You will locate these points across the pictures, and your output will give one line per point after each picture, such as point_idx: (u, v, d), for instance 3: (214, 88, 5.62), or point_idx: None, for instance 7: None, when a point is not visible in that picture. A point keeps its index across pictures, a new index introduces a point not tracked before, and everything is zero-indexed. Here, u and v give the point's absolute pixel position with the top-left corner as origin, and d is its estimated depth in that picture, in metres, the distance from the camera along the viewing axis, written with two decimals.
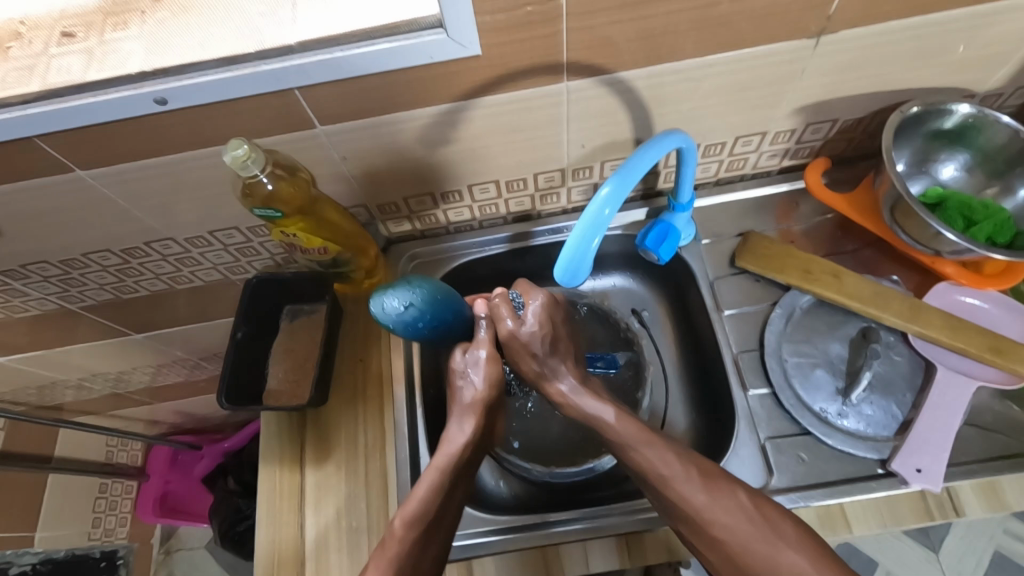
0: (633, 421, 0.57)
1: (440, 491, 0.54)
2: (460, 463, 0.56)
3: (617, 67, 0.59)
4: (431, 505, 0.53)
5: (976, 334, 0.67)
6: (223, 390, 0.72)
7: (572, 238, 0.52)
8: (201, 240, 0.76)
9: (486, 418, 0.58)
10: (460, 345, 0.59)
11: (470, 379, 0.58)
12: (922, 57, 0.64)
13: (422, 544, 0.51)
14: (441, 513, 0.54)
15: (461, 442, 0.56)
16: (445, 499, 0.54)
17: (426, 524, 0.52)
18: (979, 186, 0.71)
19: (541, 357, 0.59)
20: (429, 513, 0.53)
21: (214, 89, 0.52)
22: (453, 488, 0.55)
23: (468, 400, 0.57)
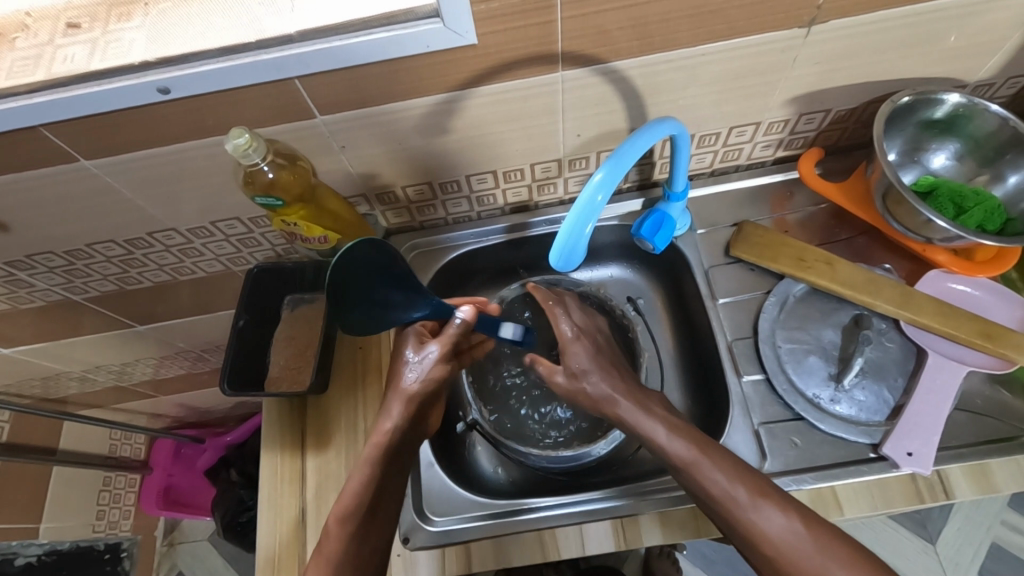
0: (683, 438, 0.59)
1: (374, 486, 0.60)
2: (387, 455, 0.62)
3: (611, 57, 0.60)
4: (364, 497, 0.60)
5: (966, 321, 0.68)
6: (224, 377, 0.73)
7: (566, 224, 0.53)
8: (203, 230, 0.78)
9: (417, 407, 0.63)
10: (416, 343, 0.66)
11: (412, 371, 0.64)
12: (913, 46, 0.65)
13: (353, 536, 0.58)
14: (375, 502, 0.60)
15: (388, 431, 0.62)
16: (379, 492, 0.60)
17: (358, 519, 0.59)
18: (969, 174, 0.72)
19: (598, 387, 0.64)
20: (363, 506, 0.59)
21: (216, 79, 0.54)
22: (383, 477, 0.61)
23: (403, 390, 0.63)
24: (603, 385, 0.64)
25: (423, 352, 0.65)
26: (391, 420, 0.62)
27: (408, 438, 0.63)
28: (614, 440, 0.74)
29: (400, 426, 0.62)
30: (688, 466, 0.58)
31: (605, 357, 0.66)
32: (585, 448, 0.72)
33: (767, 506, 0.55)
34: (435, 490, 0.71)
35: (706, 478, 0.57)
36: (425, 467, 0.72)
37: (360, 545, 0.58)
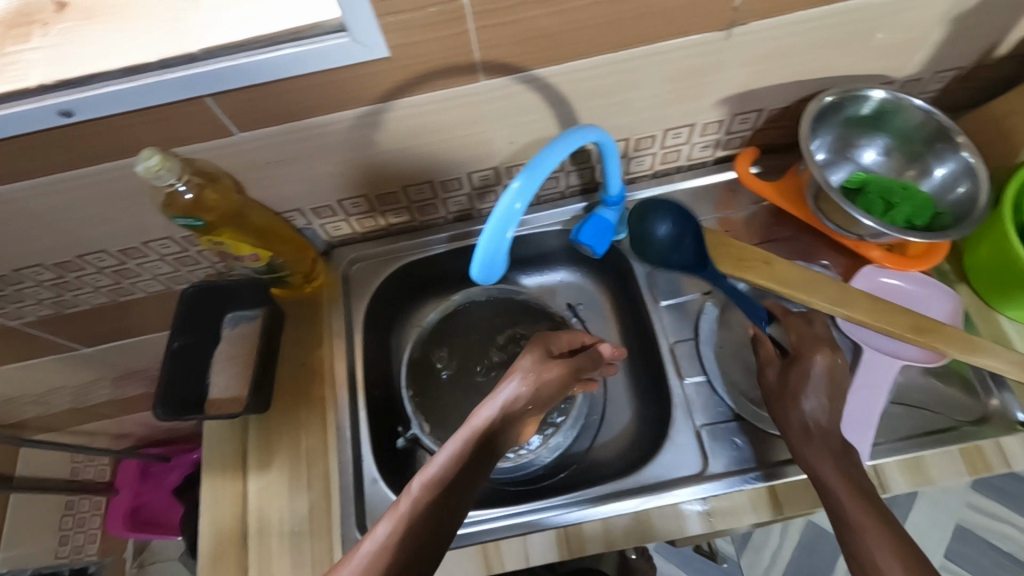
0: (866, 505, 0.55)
1: (461, 470, 0.53)
2: (482, 441, 0.56)
3: (532, 65, 0.59)
4: (449, 472, 0.53)
5: (899, 316, 0.68)
6: (159, 401, 0.70)
7: (486, 235, 0.53)
8: (136, 251, 0.76)
9: (522, 408, 0.59)
10: (534, 354, 0.62)
11: (511, 384, 0.60)
12: (835, 45, 0.65)
13: (430, 511, 0.50)
14: (461, 483, 0.53)
15: (488, 420, 0.56)
16: (465, 469, 0.53)
17: (442, 492, 0.52)
18: (900, 168, 0.73)
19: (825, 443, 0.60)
20: (448, 482, 0.52)
21: (120, 100, 0.52)
22: (474, 460, 0.54)
23: (504, 399, 0.58)
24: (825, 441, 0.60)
25: (544, 363, 0.62)
26: (488, 411, 0.57)
27: (502, 435, 0.57)
28: (557, 447, 0.73)
29: (499, 416, 0.57)
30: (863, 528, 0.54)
31: (832, 388, 0.63)
32: (526, 456, 0.71)
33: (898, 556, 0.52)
34: (379, 506, 0.70)
35: (861, 529, 0.54)
36: (369, 483, 0.71)
37: (437, 527, 0.50)
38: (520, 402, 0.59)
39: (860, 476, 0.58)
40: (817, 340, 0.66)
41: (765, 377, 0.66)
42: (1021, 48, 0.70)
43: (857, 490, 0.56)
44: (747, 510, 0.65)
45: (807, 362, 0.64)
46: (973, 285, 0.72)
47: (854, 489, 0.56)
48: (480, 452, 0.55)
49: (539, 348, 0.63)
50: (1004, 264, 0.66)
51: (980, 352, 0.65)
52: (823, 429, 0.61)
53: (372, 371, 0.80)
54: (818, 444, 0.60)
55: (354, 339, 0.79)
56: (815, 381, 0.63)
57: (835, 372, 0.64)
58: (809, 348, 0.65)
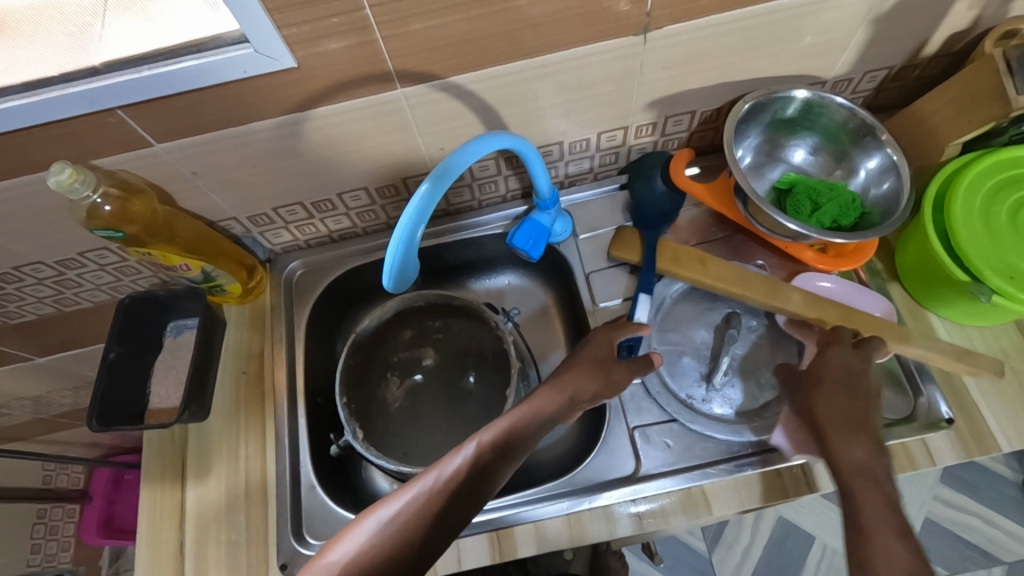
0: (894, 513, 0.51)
1: (519, 435, 0.55)
2: (543, 416, 0.58)
3: (447, 71, 0.59)
4: (508, 435, 0.55)
5: (831, 304, 0.69)
6: (93, 412, 0.70)
7: (395, 242, 0.53)
8: (73, 262, 0.76)
9: (579, 397, 0.61)
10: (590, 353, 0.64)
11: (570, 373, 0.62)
12: (756, 47, 0.65)
13: (488, 464, 0.53)
14: (517, 444, 0.55)
15: (549, 403, 0.59)
16: (521, 433, 0.55)
17: (497, 449, 0.54)
18: (829, 167, 0.73)
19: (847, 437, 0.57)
20: (506, 441, 0.54)
21: (24, 114, 0.52)
22: (533, 429, 0.57)
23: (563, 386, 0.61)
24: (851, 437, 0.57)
25: (612, 363, 0.64)
26: (549, 391, 0.60)
27: (558, 417, 0.59)
28: None
29: (560, 400, 0.60)
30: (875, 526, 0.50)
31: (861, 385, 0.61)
32: None
33: (904, 548, 0.48)
34: (316, 513, 0.70)
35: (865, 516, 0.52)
36: (306, 490, 0.71)
37: (491, 481, 0.52)
38: (585, 393, 0.61)
39: (883, 476, 0.54)
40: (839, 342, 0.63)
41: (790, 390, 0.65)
42: (946, 47, 0.71)
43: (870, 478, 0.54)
44: (676, 511, 0.65)
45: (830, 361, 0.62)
46: (904, 283, 0.72)
47: (864, 483, 0.54)
48: (539, 426, 0.57)
49: (606, 344, 0.66)
50: (928, 264, 0.67)
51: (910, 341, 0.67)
52: (851, 423, 0.58)
53: (315, 377, 0.80)
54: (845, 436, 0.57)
55: (295, 346, 0.79)
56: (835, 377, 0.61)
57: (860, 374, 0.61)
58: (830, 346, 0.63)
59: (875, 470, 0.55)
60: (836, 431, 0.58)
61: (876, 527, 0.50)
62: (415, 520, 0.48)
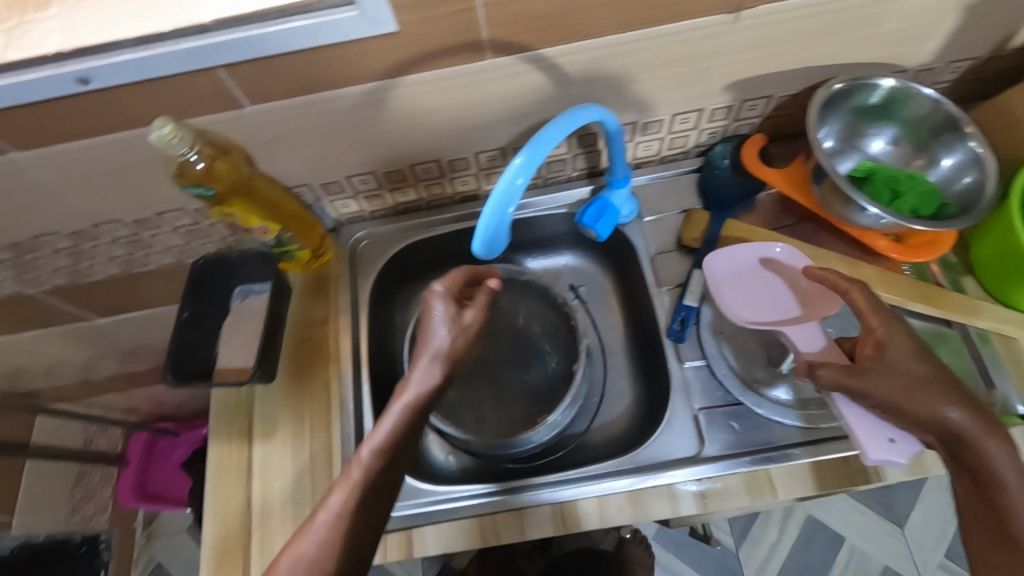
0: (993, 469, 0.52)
1: (406, 430, 0.55)
2: (429, 400, 0.56)
3: (538, 44, 0.60)
4: (399, 434, 0.54)
5: (908, 284, 0.71)
6: (167, 366, 0.73)
7: (486, 212, 0.53)
8: (149, 222, 0.77)
9: (459, 357, 0.58)
10: (444, 308, 0.59)
11: (438, 330, 0.58)
12: (843, 32, 0.65)
13: (383, 469, 0.53)
14: (408, 441, 0.55)
15: (430, 382, 0.56)
16: (407, 430, 0.55)
17: (390, 454, 0.53)
18: (908, 157, 0.72)
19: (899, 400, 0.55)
20: (399, 442, 0.54)
21: (133, 68, 0.53)
22: (422, 416, 0.56)
23: (440, 347, 0.57)
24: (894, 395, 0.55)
25: (470, 317, 0.59)
26: (431, 373, 0.56)
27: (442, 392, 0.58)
28: (556, 426, 0.71)
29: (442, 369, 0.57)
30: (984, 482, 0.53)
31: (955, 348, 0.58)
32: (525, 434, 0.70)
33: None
34: None
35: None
36: None
37: (386, 488, 0.53)
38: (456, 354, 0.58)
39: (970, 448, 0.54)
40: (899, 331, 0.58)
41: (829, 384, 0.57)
42: None
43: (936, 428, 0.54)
44: (741, 492, 0.65)
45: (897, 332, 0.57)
46: (980, 277, 0.72)
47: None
48: (424, 408, 0.56)
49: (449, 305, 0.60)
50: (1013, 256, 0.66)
51: (983, 316, 0.69)
52: (921, 382, 0.55)
53: (376, 346, 0.81)
54: (992, 440, 0.53)
55: (359, 315, 0.80)
56: (925, 379, 0.55)
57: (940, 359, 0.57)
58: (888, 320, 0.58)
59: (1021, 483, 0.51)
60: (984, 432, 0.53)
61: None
62: (325, 557, 0.48)
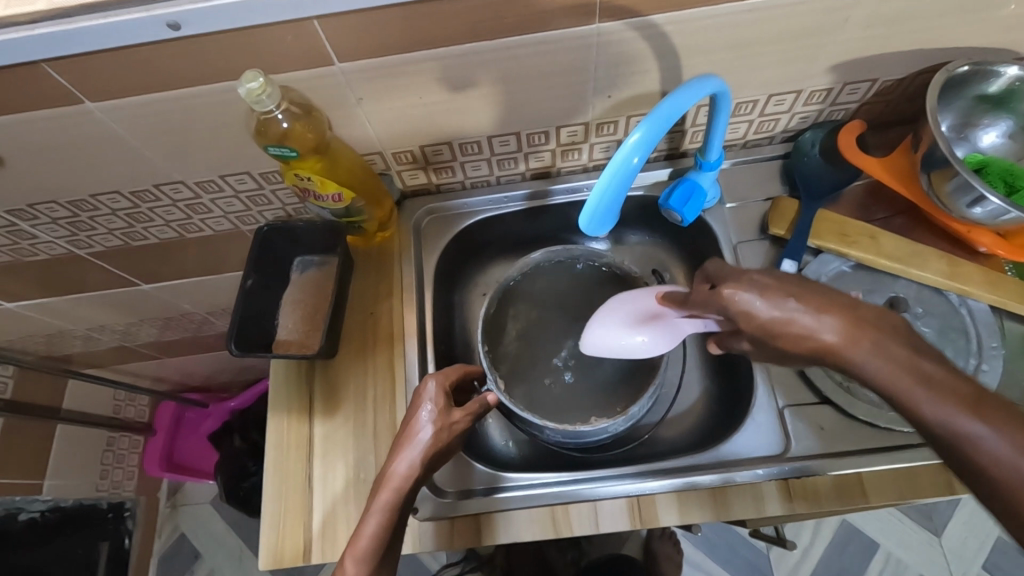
0: (888, 365, 0.43)
1: (385, 534, 0.53)
2: (405, 498, 0.55)
3: (648, 9, 0.56)
4: (382, 540, 0.53)
5: (1012, 286, 0.67)
6: (231, 336, 0.70)
7: (598, 188, 0.50)
8: (212, 185, 0.74)
9: (438, 453, 0.57)
10: (430, 404, 0.59)
11: (421, 433, 0.57)
12: (971, 12, 0.60)
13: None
14: (391, 542, 0.54)
15: (410, 481, 0.55)
16: (390, 534, 0.53)
17: (376, 560, 0.52)
18: (1020, 153, 0.68)
19: (784, 315, 0.45)
20: (383, 545, 0.53)
21: (227, 15, 0.50)
22: (400, 515, 0.55)
23: (420, 448, 0.56)
24: (768, 312, 0.46)
25: (453, 414, 0.59)
26: (400, 470, 0.55)
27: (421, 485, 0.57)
28: (632, 417, 0.68)
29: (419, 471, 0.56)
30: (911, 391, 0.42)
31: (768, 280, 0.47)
32: (603, 424, 0.66)
33: (1005, 440, 0.39)
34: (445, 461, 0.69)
35: (927, 413, 0.42)
36: None
37: None
38: (435, 453, 0.57)
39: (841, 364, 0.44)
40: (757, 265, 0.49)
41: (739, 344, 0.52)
42: None
43: (831, 333, 0.44)
44: (830, 494, 0.63)
45: (747, 282, 0.47)
46: None
47: (906, 375, 0.42)
48: (406, 508, 0.55)
49: (432, 400, 0.59)
50: None
51: None
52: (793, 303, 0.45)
53: (439, 325, 0.78)
54: (850, 348, 0.43)
55: (423, 293, 0.78)
56: (775, 314, 0.45)
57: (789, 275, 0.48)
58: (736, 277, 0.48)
59: (892, 370, 0.43)
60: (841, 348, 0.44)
61: (948, 426, 0.41)
62: None
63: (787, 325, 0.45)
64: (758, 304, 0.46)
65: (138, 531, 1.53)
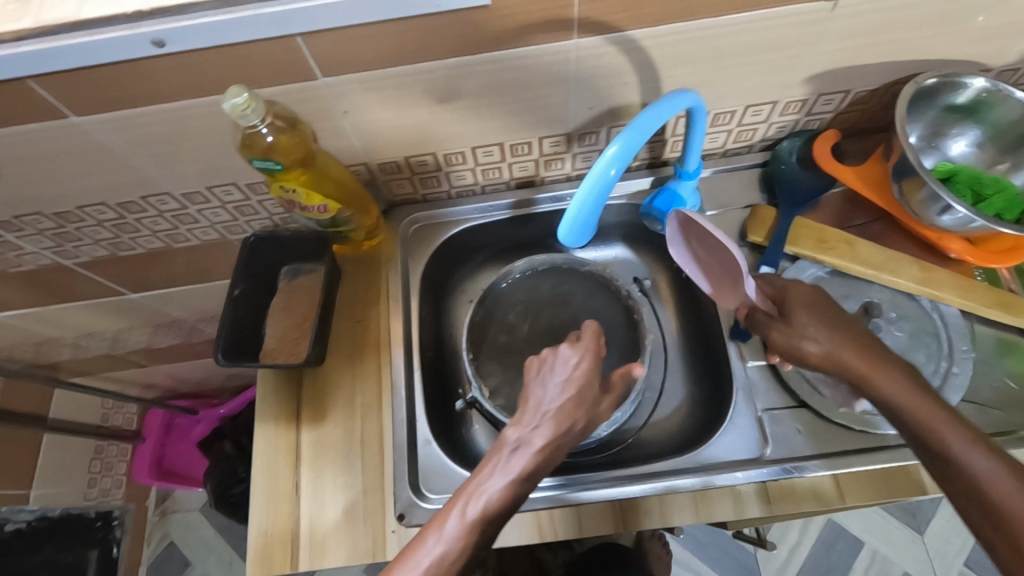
0: (902, 384, 0.56)
1: (509, 497, 0.51)
2: (540, 463, 0.52)
3: (625, 25, 0.57)
4: (502, 505, 0.50)
5: (983, 291, 0.69)
6: (219, 346, 0.71)
7: (577, 199, 0.52)
8: (198, 196, 0.75)
9: (568, 427, 0.54)
10: (557, 359, 0.57)
11: (546, 397, 0.55)
12: (939, 26, 0.62)
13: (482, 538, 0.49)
14: (509, 510, 0.51)
15: (538, 453, 0.52)
16: (513, 498, 0.51)
17: (488, 521, 0.50)
18: (989, 161, 0.70)
19: (821, 331, 0.59)
20: (502, 509, 0.50)
21: (213, 32, 0.51)
22: (527, 484, 0.52)
23: (548, 416, 0.54)
24: (812, 329, 0.60)
25: (588, 383, 0.57)
26: (541, 444, 0.52)
27: (551, 465, 0.54)
28: (615, 422, 0.70)
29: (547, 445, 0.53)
30: (917, 410, 0.54)
31: (827, 309, 0.61)
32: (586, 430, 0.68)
33: (990, 462, 0.50)
34: (432, 468, 0.70)
35: (950, 445, 0.52)
36: (422, 444, 0.71)
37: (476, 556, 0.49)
38: (566, 425, 0.54)
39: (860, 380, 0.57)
40: (814, 296, 0.62)
41: (763, 331, 0.63)
42: None
43: (860, 353, 0.58)
44: (808, 496, 0.64)
45: (801, 302, 0.62)
46: None
47: (928, 403, 0.54)
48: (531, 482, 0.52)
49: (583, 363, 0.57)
50: None
51: None
52: (839, 323, 0.60)
53: (426, 333, 0.79)
54: (879, 372, 0.56)
55: (409, 301, 0.78)
56: (824, 326, 0.60)
57: (837, 310, 0.61)
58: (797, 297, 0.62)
59: (922, 403, 0.54)
60: (871, 368, 0.57)
61: (962, 453, 0.51)
62: None
63: (821, 337, 0.59)
64: (804, 321, 0.60)
65: (127, 539, 1.52)
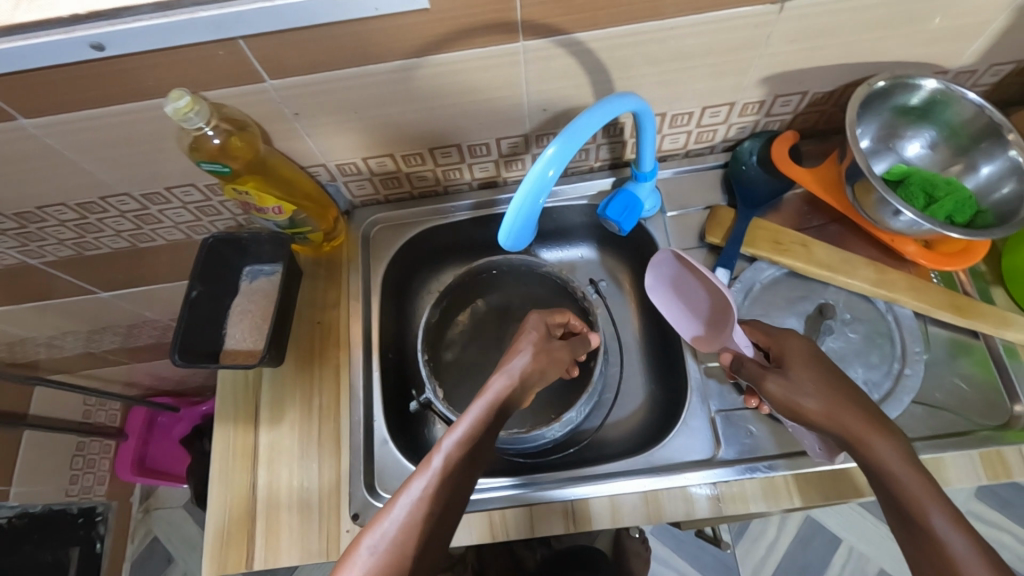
0: (895, 447, 0.53)
1: (483, 426, 0.56)
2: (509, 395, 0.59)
3: (571, 27, 0.57)
4: (476, 431, 0.55)
5: (936, 293, 0.69)
6: (174, 346, 0.70)
7: (516, 201, 0.52)
8: (158, 196, 0.75)
9: (531, 372, 0.62)
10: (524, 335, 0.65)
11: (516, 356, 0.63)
12: (890, 29, 0.62)
13: (463, 460, 0.53)
14: (486, 437, 0.56)
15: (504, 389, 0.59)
16: (490, 423, 0.57)
17: (467, 446, 0.54)
18: (943, 163, 0.70)
19: (818, 388, 0.58)
20: (478, 434, 0.55)
21: (152, 36, 0.51)
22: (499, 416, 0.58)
23: (514, 365, 0.62)
24: (808, 382, 0.58)
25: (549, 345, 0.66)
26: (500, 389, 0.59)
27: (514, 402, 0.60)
28: (570, 423, 0.71)
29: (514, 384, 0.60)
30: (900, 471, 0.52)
31: (829, 369, 0.59)
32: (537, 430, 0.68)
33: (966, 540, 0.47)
34: (388, 467, 0.70)
35: (929, 516, 0.49)
36: (379, 444, 0.71)
37: (462, 478, 0.52)
38: (528, 370, 0.62)
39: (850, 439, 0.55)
40: (814, 353, 0.61)
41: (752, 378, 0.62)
42: None
43: (860, 415, 0.56)
44: (757, 496, 0.64)
45: (800, 356, 0.61)
46: (1009, 288, 0.71)
47: (918, 475, 0.51)
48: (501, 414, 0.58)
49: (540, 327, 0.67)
50: None
51: (1011, 327, 0.67)
52: (839, 385, 0.58)
53: (387, 332, 0.79)
54: (876, 436, 0.54)
55: (370, 302, 0.78)
56: (822, 381, 0.58)
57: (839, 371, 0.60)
58: (798, 352, 0.61)
59: (912, 473, 0.51)
60: (868, 429, 0.54)
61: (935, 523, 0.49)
62: (406, 538, 0.48)
63: (816, 394, 0.57)
64: (798, 373, 0.59)
65: (110, 535, 1.53)
